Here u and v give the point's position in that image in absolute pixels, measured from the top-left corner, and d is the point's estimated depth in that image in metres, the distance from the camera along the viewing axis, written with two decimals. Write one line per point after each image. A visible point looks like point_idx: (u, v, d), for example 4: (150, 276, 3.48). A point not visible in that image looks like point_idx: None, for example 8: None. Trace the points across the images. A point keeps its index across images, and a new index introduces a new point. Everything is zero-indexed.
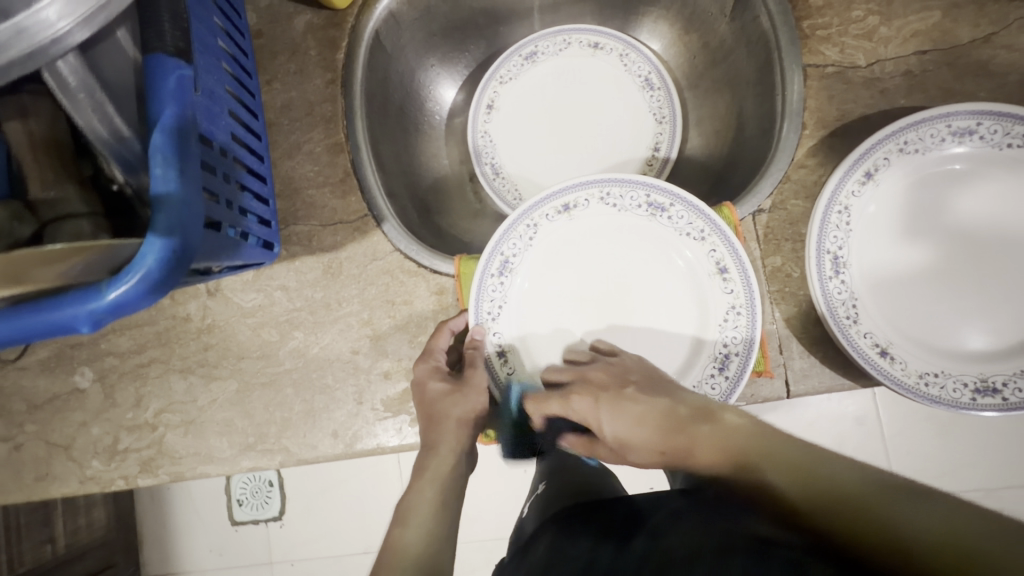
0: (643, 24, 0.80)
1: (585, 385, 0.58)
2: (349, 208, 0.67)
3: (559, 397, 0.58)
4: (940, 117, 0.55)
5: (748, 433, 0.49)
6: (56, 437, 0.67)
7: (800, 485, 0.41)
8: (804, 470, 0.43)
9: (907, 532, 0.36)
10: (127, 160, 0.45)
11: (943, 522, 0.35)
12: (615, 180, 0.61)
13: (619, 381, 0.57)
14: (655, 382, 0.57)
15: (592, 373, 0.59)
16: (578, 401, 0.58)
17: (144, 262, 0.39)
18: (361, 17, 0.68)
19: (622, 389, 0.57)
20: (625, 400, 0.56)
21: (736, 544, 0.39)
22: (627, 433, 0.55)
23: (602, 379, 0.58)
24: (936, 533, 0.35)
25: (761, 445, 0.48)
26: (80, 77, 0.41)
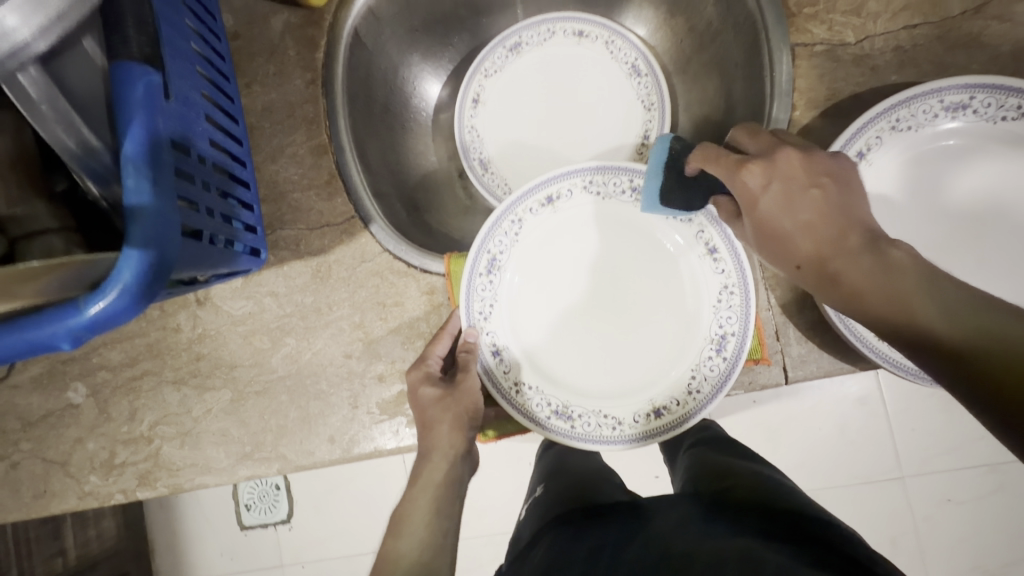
0: (627, 9, 0.78)
1: (767, 161, 0.47)
2: (335, 210, 0.66)
3: (725, 160, 0.50)
4: (932, 92, 0.53)
5: (910, 265, 0.40)
6: (52, 454, 0.67)
7: (962, 328, 0.36)
8: (976, 310, 0.36)
9: (938, 324, 0.37)
10: (98, 172, 0.45)
11: (960, 321, 0.36)
12: (598, 168, 0.60)
13: (815, 175, 0.46)
14: (849, 180, 0.46)
15: (780, 157, 0.47)
16: (751, 175, 0.47)
17: (120, 277, 0.38)
18: (339, 14, 0.67)
19: (813, 180, 0.45)
20: (803, 195, 0.45)
21: (725, 555, 0.48)
22: (785, 221, 0.45)
23: (789, 168, 0.46)
24: (963, 331, 0.36)
25: (914, 287, 0.39)
26: (41, 89, 0.39)
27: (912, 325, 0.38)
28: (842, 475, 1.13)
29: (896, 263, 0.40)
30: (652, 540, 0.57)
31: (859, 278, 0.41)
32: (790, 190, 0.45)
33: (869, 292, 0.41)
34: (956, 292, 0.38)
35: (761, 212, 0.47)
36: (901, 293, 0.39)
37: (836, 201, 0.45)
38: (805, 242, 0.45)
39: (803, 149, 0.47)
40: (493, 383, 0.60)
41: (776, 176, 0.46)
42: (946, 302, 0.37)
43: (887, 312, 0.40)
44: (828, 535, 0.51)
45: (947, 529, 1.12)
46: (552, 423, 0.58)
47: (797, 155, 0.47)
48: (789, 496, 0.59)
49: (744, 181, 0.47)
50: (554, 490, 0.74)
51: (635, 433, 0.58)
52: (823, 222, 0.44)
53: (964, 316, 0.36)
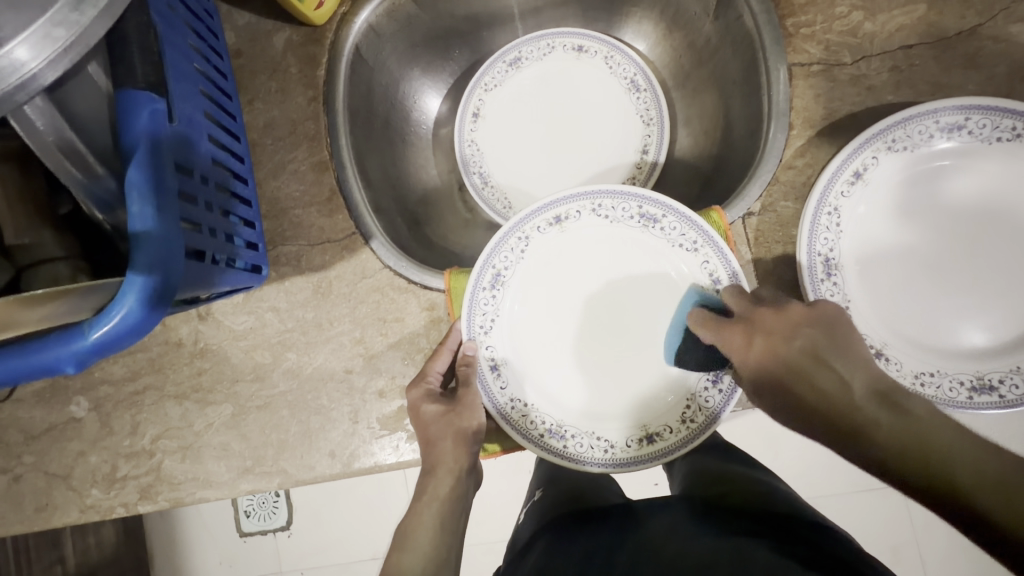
0: (627, 24, 0.79)
1: (748, 320, 0.54)
2: (336, 226, 0.67)
3: (713, 326, 0.56)
4: (927, 114, 0.54)
5: (931, 422, 0.45)
6: (55, 467, 0.67)
7: (995, 487, 0.40)
8: (997, 464, 0.41)
9: (971, 478, 0.41)
10: (102, 198, 0.46)
11: (997, 476, 0.40)
12: (608, 192, 0.60)
13: (794, 328, 0.52)
14: (835, 322, 0.52)
15: (759, 315, 0.53)
16: (734, 335, 0.54)
17: (126, 301, 0.39)
18: (340, 32, 0.68)
19: (794, 334, 0.51)
20: (802, 357, 0.51)
21: (716, 559, 0.49)
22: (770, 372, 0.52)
23: (770, 327, 0.52)
24: (1000, 484, 0.40)
25: (945, 439, 0.43)
26: (48, 120, 0.41)
27: (946, 479, 0.41)
28: (840, 484, 1.13)
29: (911, 414, 0.45)
30: (644, 542, 0.57)
31: (878, 429, 0.46)
32: (774, 345, 0.52)
33: (891, 444, 0.45)
34: (985, 452, 0.42)
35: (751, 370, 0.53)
36: (929, 441, 0.43)
37: (828, 347, 0.50)
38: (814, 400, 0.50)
39: (776, 306, 0.53)
40: (489, 399, 0.60)
41: (756, 330, 0.53)
42: (970, 460, 0.41)
43: (919, 456, 0.43)
44: (818, 539, 0.52)
45: (946, 539, 1.13)
46: (546, 442, 0.59)
47: (771, 312, 0.53)
48: (783, 504, 0.60)
49: (730, 344, 0.54)
50: (551, 493, 0.75)
51: (626, 456, 0.59)
52: (822, 374, 0.50)
53: (989, 473, 0.40)
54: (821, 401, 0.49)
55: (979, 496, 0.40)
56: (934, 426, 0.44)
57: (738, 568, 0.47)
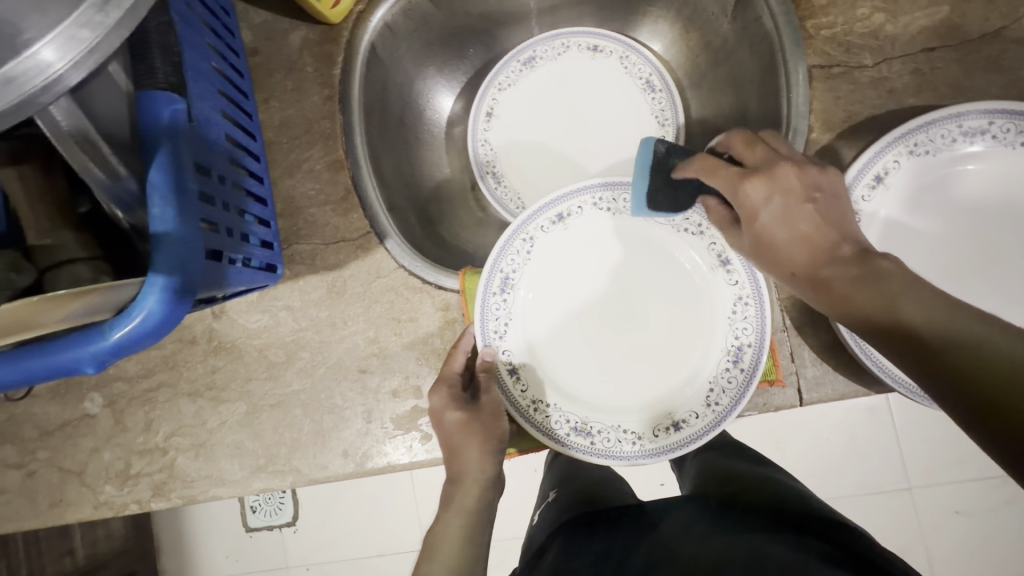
0: (643, 24, 0.78)
1: (770, 175, 0.51)
2: (351, 226, 0.66)
3: (731, 175, 0.53)
4: (950, 118, 0.54)
5: (904, 271, 0.44)
6: (69, 463, 0.67)
7: (942, 329, 0.39)
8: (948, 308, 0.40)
9: (924, 326, 0.40)
10: (124, 200, 0.45)
11: (949, 323, 0.39)
12: (607, 185, 0.61)
13: (808, 191, 0.51)
14: (840, 200, 0.51)
15: (781, 172, 0.51)
16: (756, 189, 0.51)
17: (146, 301, 0.39)
18: (356, 30, 0.68)
19: (812, 196, 0.50)
20: (810, 214, 0.50)
21: (734, 555, 0.49)
22: (782, 231, 0.51)
23: (790, 183, 0.51)
24: (948, 332, 0.38)
25: (909, 287, 0.42)
26: (73, 121, 0.41)
27: (893, 319, 0.42)
28: (849, 486, 1.13)
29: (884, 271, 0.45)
30: (659, 544, 0.57)
31: (847, 274, 0.46)
32: (790, 206, 0.51)
33: (856, 295, 0.45)
34: (939, 298, 0.41)
35: (760, 224, 0.52)
36: (892, 296, 0.43)
37: (831, 206, 0.51)
38: (800, 254, 0.50)
39: (801, 162, 0.51)
40: (511, 401, 0.60)
41: (783, 188, 0.50)
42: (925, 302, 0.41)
43: (879, 305, 0.43)
44: (834, 533, 0.51)
45: (956, 542, 1.12)
46: (571, 440, 0.59)
47: (794, 172, 0.51)
48: (796, 499, 0.59)
49: (746, 195, 0.52)
50: (564, 496, 0.75)
51: (653, 447, 0.58)
52: (821, 233, 0.49)
53: (939, 315, 0.39)
54: (808, 249, 0.49)
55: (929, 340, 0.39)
56: (904, 278, 0.43)
57: (756, 569, 0.46)
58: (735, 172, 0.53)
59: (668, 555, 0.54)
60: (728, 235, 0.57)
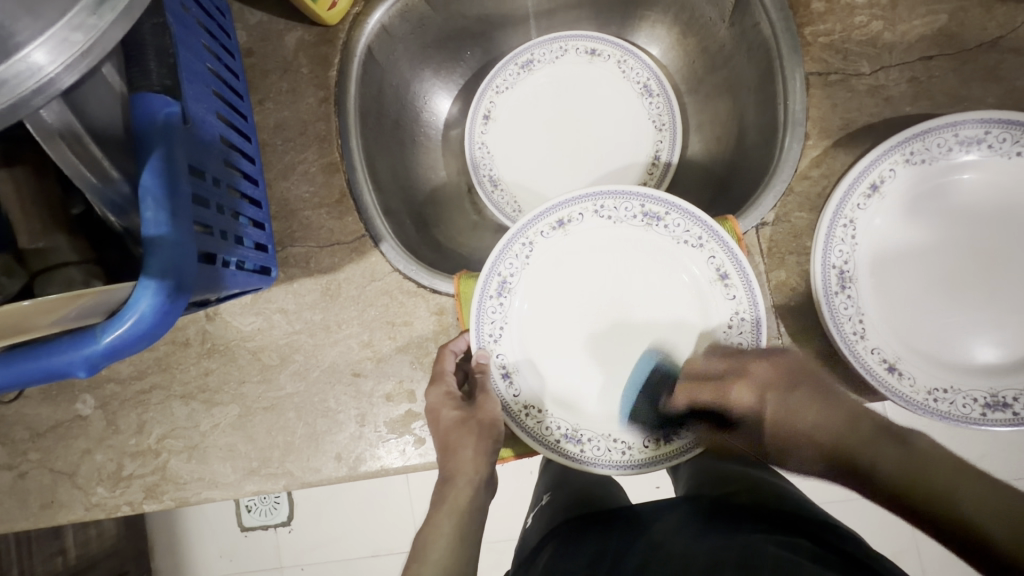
0: (641, 28, 0.78)
1: (744, 376, 0.58)
2: (346, 229, 0.66)
3: (715, 390, 0.59)
4: (947, 126, 0.53)
5: (934, 454, 0.50)
6: (61, 464, 0.67)
7: (992, 512, 0.44)
8: (988, 489, 0.46)
9: (972, 510, 0.45)
10: (116, 203, 0.46)
11: (995, 506, 0.45)
12: (609, 193, 0.60)
13: (788, 382, 0.56)
14: (821, 381, 0.56)
15: (754, 369, 0.57)
16: (742, 392, 0.59)
17: (138, 305, 0.39)
18: (352, 32, 0.67)
19: (793, 387, 0.56)
20: (805, 403, 0.56)
21: (726, 556, 0.49)
22: (802, 423, 0.56)
23: (774, 377, 0.57)
24: (997, 515, 0.44)
25: (945, 471, 0.48)
26: (63, 123, 0.41)
27: (954, 514, 0.46)
28: (843, 491, 1.13)
29: (917, 453, 0.51)
30: (650, 546, 0.57)
31: (885, 458, 0.51)
32: (778, 400, 0.57)
33: (893, 476, 0.50)
34: (986, 483, 0.46)
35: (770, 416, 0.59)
36: (920, 476, 0.49)
37: (817, 391, 0.55)
38: (819, 443, 0.55)
39: (769, 357, 0.56)
40: (504, 406, 0.60)
41: (766, 383, 0.57)
42: (975, 490, 0.46)
43: (909, 480, 0.49)
44: (827, 537, 0.52)
45: (947, 547, 1.12)
46: (563, 447, 0.59)
47: (765, 364, 0.56)
48: (790, 503, 0.59)
49: (736, 399, 0.59)
50: (557, 499, 0.75)
51: (643, 458, 0.58)
52: (825, 419, 0.55)
53: (995, 502, 0.45)
54: (833, 436, 0.54)
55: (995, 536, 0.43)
56: (927, 461, 0.50)
57: (747, 567, 0.46)
58: (722, 386, 0.59)
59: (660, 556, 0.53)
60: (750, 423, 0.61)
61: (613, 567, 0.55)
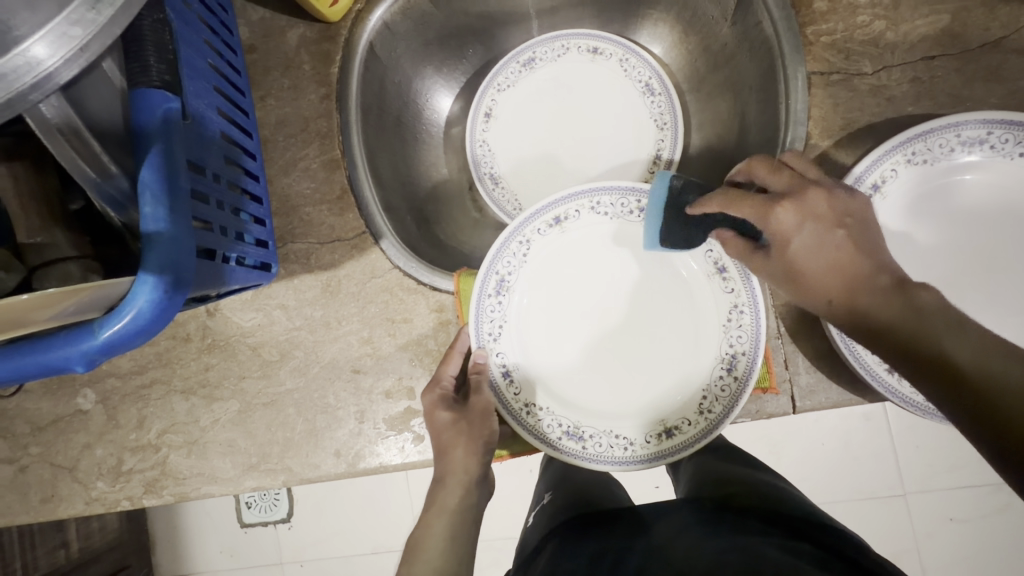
0: (643, 26, 0.78)
1: (796, 199, 0.51)
2: (347, 226, 0.66)
3: (760, 204, 0.52)
4: (949, 127, 0.53)
5: (930, 304, 0.46)
6: (61, 459, 0.67)
7: (977, 362, 0.41)
8: (984, 341, 0.42)
9: (959, 359, 0.42)
10: (116, 199, 0.45)
11: (982, 359, 0.41)
12: (604, 189, 0.60)
13: (837, 217, 0.51)
14: (869, 227, 0.51)
15: (809, 195, 0.51)
16: (786, 215, 0.51)
17: (136, 301, 0.39)
18: (354, 29, 0.67)
19: (839, 223, 0.50)
20: (842, 247, 0.50)
21: (726, 559, 0.49)
22: (818, 261, 0.51)
23: (822, 209, 0.51)
24: (980, 365, 0.41)
25: (939, 324, 0.44)
26: (63, 118, 0.41)
27: (937, 353, 0.43)
28: (843, 491, 1.13)
29: (920, 304, 0.46)
30: (651, 549, 0.56)
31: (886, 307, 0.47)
32: (821, 229, 0.50)
33: (890, 324, 0.46)
34: (974, 332, 0.43)
35: (792, 255, 0.52)
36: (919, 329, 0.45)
37: (858, 237, 0.50)
38: (831, 280, 0.50)
39: (829, 189, 0.51)
40: (503, 404, 0.60)
41: (811, 212, 0.50)
42: (961, 339, 0.43)
43: (903, 338, 0.45)
44: (826, 539, 0.52)
45: (948, 548, 1.12)
46: (564, 444, 0.59)
47: (823, 196, 0.51)
48: (789, 504, 0.60)
49: (778, 218, 0.51)
50: (558, 498, 0.75)
51: (646, 453, 0.58)
52: (851, 262, 0.50)
53: (980, 353, 0.42)
54: (842, 289, 0.50)
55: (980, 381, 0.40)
56: (919, 316, 0.45)
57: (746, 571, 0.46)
58: (766, 200, 0.52)
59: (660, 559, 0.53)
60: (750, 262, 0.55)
61: (612, 568, 0.55)
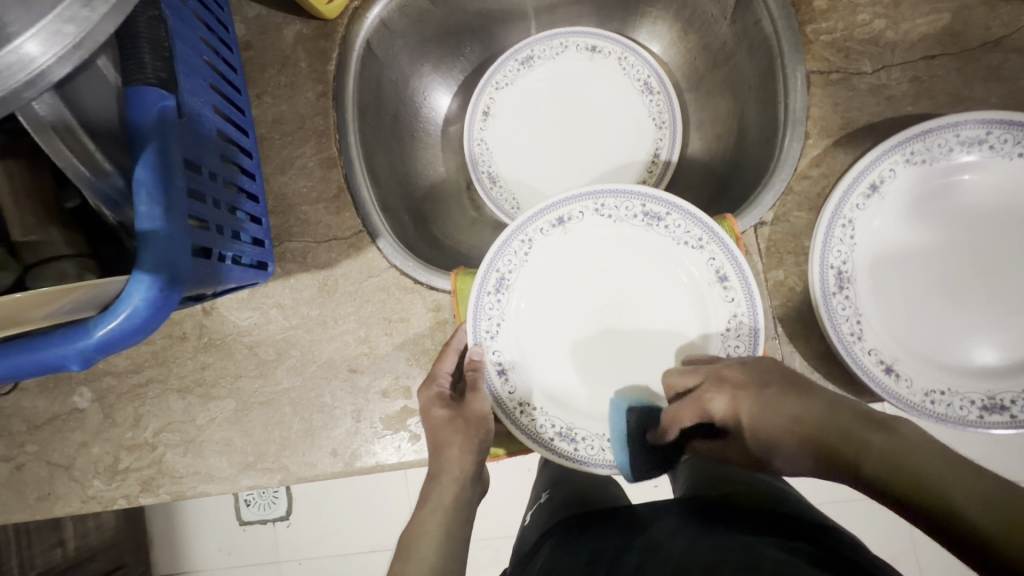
0: (642, 25, 0.78)
1: (718, 385, 0.55)
2: (344, 224, 0.66)
3: (693, 410, 0.57)
4: (948, 127, 0.53)
5: (917, 440, 0.44)
6: (57, 457, 0.67)
7: (988, 508, 0.38)
8: (987, 477, 0.39)
9: (967, 502, 0.39)
10: (111, 197, 0.45)
11: (991, 499, 0.38)
12: (609, 192, 0.59)
13: (760, 381, 0.53)
14: (800, 380, 0.53)
15: (724, 375, 0.55)
16: (716, 403, 0.55)
17: (131, 300, 0.39)
18: (351, 26, 0.67)
19: (765, 387, 0.53)
20: (781, 401, 0.52)
21: (723, 558, 0.49)
22: (772, 430, 0.53)
23: (740, 378, 0.54)
24: (994, 506, 0.38)
25: (931, 462, 0.42)
26: (57, 115, 0.41)
27: (936, 500, 0.40)
28: (841, 491, 1.13)
29: (904, 440, 0.44)
30: (650, 549, 0.56)
31: (869, 450, 0.45)
32: (753, 403, 0.53)
33: (888, 472, 0.43)
34: (971, 468, 0.40)
35: (753, 431, 0.55)
36: (913, 470, 0.42)
37: (787, 394, 0.52)
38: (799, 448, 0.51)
39: (740, 361, 0.55)
40: (498, 404, 0.59)
41: (738, 388, 0.54)
42: (957, 477, 0.40)
43: (902, 479, 0.42)
44: (822, 538, 0.52)
45: (946, 548, 1.12)
46: (557, 445, 0.59)
47: (737, 368, 0.55)
48: (785, 503, 0.60)
49: (714, 410, 0.56)
50: (556, 499, 0.75)
51: (638, 457, 0.58)
52: (804, 415, 0.50)
53: (986, 493, 0.38)
54: (822, 434, 0.48)
55: (983, 530, 0.37)
56: (914, 451, 0.43)
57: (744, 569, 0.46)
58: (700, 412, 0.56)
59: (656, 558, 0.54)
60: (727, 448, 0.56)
61: (610, 567, 0.55)
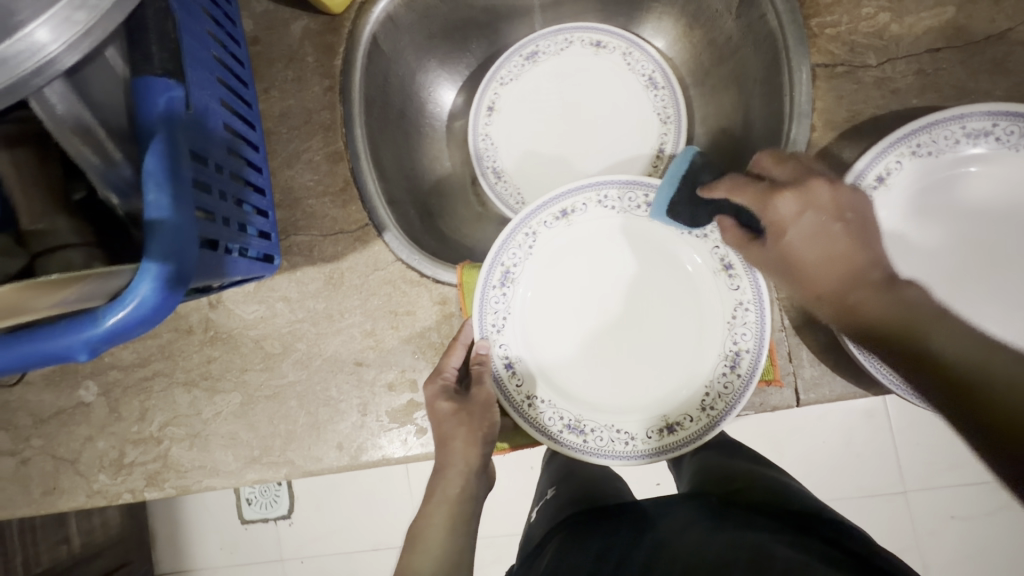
0: (646, 20, 0.78)
1: (799, 188, 0.51)
2: (350, 218, 0.66)
3: (762, 187, 0.53)
4: (953, 119, 0.53)
5: (919, 300, 0.45)
6: (63, 451, 0.67)
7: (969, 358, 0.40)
8: (992, 351, 0.40)
9: (952, 355, 0.41)
10: (120, 187, 0.46)
11: (976, 351, 0.40)
12: (612, 183, 0.60)
13: (839, 207, 0.50)
14: (869, 224, 0.51)
15: (812, 186, 0.51)
16: (785, 203, 0.51)
17: (139, 289, 0.39)
18: (358, 21, 0.67)
19: (840, 216, 0.50)
20: (838, 235, 0.50)
21: (734, 556, 0.49)
22: (808, 252, 0.51)
23: (824, 198, 0.50)
24: (977, 359, 0.40)
25: (934, 318, 0.43)
26: (68, 106, 0.41)
27: (921, 349, 0.42)
28: (845, 488, 1.13)
29: (908, 300, 0.45)
30: (658, 545, 0.56)
31: (877, 305, 0.47)
32: (818, 219, 0.50)
33: (883, 316, 0.46)
34: (967, 330, 0.42)
35: (789, 240, 0.52)
36: (914, 320, 0.44)
37: (857, 228, 0.50)
38: (825, 277, 0.50)
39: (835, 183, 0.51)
40: (505, 396, 0.60)
41: (815, 202, 0.50)
42: (953, 333, 0.42)
43: (900, 332, 0.44)
44: (831, 534, 0.52)
45: (952, 547, 1.12)
46: (564, 438, 0.58)
47: (825, 185, 0.50)
48: (794, 499, 0.59)
49: (776, 210, 0.52)
50: (563, 494, 0.75)
51: (647, 448, 0.58)
52: (848, 253, 0.50)
53: (969, 350, 0.40)
54: (840, 287, 0.49)
55: (965, 375, 0.39)
56: (911, 310, 0.45)
57: (755, 568, 0.46)
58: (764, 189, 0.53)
59: (665, 556, 0.53)
60: (746, 253, 0.55)
61: (618, 565, 0.55)
